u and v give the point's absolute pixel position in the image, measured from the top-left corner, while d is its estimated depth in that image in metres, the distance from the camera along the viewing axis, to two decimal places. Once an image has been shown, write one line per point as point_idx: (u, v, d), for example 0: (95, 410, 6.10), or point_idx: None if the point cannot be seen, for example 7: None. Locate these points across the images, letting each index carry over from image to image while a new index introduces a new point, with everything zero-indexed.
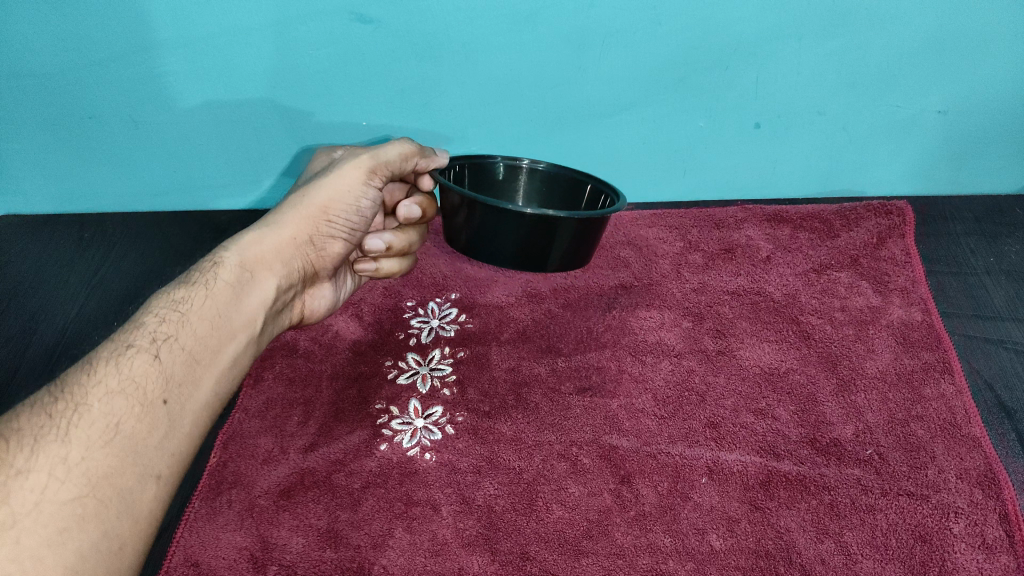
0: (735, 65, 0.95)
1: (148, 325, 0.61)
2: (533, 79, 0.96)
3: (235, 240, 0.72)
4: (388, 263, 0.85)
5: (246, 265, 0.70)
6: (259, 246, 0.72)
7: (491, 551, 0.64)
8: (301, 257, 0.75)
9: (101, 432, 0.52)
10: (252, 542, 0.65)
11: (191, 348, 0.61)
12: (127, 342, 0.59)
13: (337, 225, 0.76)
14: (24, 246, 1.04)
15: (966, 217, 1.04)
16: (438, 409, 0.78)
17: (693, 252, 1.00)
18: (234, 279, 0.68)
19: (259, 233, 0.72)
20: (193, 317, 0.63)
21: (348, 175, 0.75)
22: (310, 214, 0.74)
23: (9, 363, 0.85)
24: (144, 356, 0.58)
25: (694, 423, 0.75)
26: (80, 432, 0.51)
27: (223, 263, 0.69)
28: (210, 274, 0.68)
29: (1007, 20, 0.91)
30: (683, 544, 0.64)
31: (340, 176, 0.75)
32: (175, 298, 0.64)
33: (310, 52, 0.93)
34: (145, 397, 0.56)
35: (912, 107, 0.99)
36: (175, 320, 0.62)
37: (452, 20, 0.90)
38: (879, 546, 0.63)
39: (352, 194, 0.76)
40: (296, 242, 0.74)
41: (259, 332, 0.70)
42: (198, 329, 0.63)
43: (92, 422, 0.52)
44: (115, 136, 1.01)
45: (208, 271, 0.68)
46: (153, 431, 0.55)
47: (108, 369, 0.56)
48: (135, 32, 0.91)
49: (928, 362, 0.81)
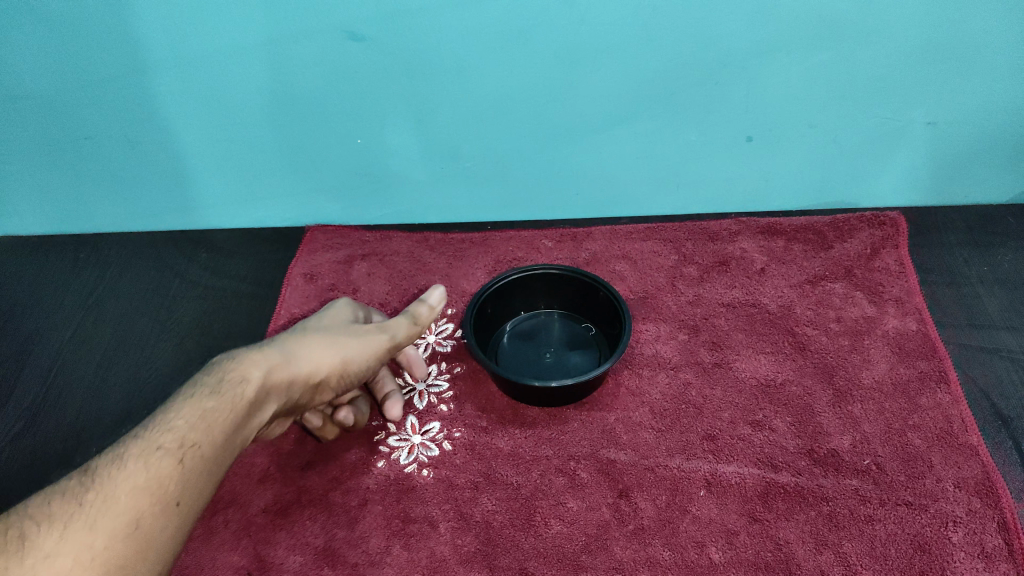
0: (727, 78, 0.90)
1: (182, 424, 0.50)
2: (526, 95, 0.92)
3: (266, 349, 0.58)
4: (387, 377, 0.79)
5: (262, 390, 0.56)
6: (293, 365, 0.59)
7: (490, 567, 0.65)
8: (306, 396, 0.62)
9: (130, 526, 0.44)
10: (249, 562, 0.67)
11: (216, 453, 0.51)
12: (155, 435, 0.48)
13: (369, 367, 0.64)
14: (19, 267, 1.06)
15: (957, 226, 1.03)
16: (435, 425, 0.78)
17: (687, 265, 0.99)
18: (254, 401, 0.55)
19: (282, 354, 0.59)
20: (220, 424, 0.51)
21: (373, 346, 0.65)
22: (330, 365, 0.62)
23: (5, 389, 0.87)
24: (177, 454, 0.48)
25: (692, 436, 0.75)
26: (108, 523, 0.44)
27: (240, 382, 0.54)
28: (225, 389, 0.53)
29: (1009, 29, 0.86)
30: (683, 557, 0.65)
31: (366, 343, 0.64)
32: (207, 409, 0.51)
33: (303, 69, 0.89)
34: (172, 498, 0.47)
35: (901, 118, 0.95)
36: (204, 418, 0.51)
37: (443, 36, 0.86)
38: (879, 557, 0.65)
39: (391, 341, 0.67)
40: (325, 373, 0.61)
41: (222, 472, 0.52)
42: (222, 436, 0.51)
43: (119, 515, 0.44)
44: (110, 155, 1.00)
45: (220, 385, 0.53)
46: (174, 532, 0.47)
47: (138, 463, 0.46)
48: (128, 53, 0.88)
49: (925, 372, 0.81)
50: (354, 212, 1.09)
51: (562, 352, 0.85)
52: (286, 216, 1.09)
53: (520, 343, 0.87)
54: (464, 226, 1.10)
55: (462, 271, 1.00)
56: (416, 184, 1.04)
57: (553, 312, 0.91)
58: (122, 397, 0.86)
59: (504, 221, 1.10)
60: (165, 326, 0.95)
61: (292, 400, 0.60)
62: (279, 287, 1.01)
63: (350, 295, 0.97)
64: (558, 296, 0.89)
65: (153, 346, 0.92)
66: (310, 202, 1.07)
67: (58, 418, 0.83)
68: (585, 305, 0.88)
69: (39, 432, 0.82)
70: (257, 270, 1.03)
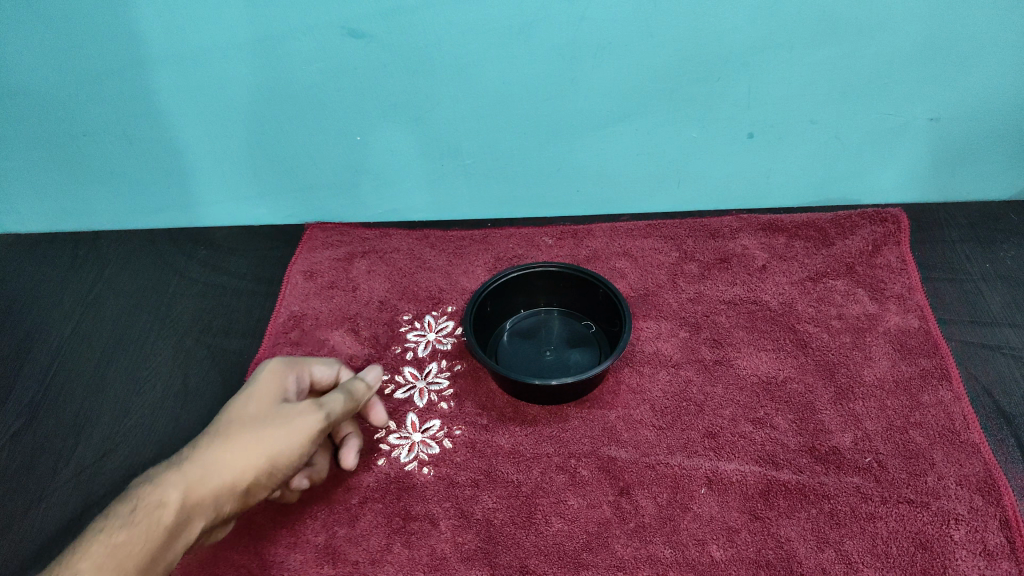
0: (728, 74, 0.90)
1: (86, 567, 0.53)
2: (526, 92, 0.92)
3: (183, 467, 0.60)
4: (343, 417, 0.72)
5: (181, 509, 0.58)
6: (210, 479, 0.60)
7: (491, 565, 0.65)
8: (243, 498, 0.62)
9: None
10: (248, 560, 0.67)
11: None
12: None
13: (299, 455, 0.63)
14: (19, 264, 1.06)
15: (960, 223, 1.03)
16: (435, 423, 0.78)
17: (688, 262, 0.98)
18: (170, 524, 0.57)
19: (204, 465, 0.61)
20: (126, 560, 0.54)
21: (301, 430, 0.64)
22: (256, 461, 0.62)
23: (5, 387, 0.87)
24: None
25: (693, 433, 0.75)
26: None
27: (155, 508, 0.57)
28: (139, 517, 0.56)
29: (1012, 24, 0.85)
30: (683, 555, 0.65)
31: (292, 429, 0.64)
32: (114, 545, 0.54)
33: (302, 66, 0.89)
34: None
35: (903, 114, 0.95)
36: (110, 558, 0.54)
37: (443, 33, 0.85)
38: (880, 555, 0.64)
39: (320, 420, 0.65)
40: (249, 474, 0.61)
41: None
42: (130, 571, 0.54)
43: None
44: (110, 153, 0.99)
45: (133, 515, 0.56)
46: None
47: None
48: (127, 49, 0.87)
49: (926, 369, 0.81)
50: (353, 209, 1.09)
51: (562, 349, 0.85)
52: (286, 213, 1.09)
53: (520, 342, 0.87)
54: (464, 224, 1.10)
55: (462, 268, 1.00)
56: (416, 181, 1.04)
57: (552, 310, 0.90)
58: (122, 395, 0.86)
59: (505, 218, 1.10)
60: (165, 323, 0.95)
61: (222, 512, 0.61)
62: (279, 284, 1.00)
63: (350, 292, 0.97)
64: (557, 293, 0.89)
65: (152, 343, 0.92)
66: (310, 199, 1.07)
67: (58, 415, 0.83)
68: (584, 303, 0.88)
69: (40, 429, 0.82)
70: (257, 267, 1.03)
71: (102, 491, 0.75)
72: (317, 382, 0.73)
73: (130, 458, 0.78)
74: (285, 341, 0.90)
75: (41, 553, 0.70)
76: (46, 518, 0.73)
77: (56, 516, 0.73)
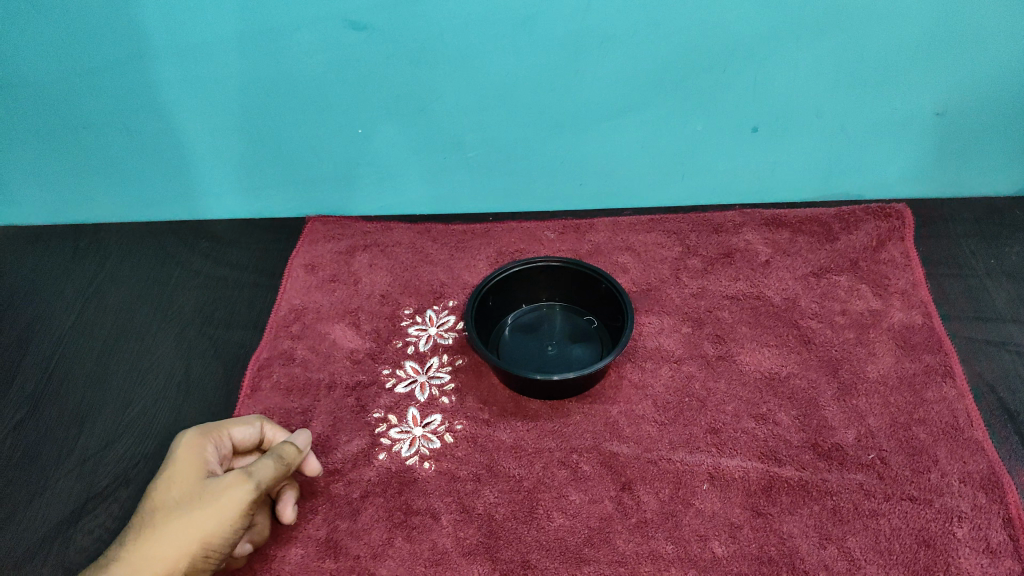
0: (734, 66, 0.89)
1: None
2: (530, 83, 0.91)
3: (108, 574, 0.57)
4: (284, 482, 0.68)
5: None
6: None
7: (492, 560, 0.65)
8: None
9: None
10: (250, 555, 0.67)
11: None
12: None
13: (231, 534, 0.59)
14: (20, 256, 1.06)
15: (965, 218, 1.02)
16: (437, 418, 0.78)
17: (691, 257, 0.98)
18: None
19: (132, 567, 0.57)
20: None
21: (229, 506, 0.59)
22: (185, 550, 0.58)
23: (5, 378, 0.87)
24: None
25: (695, 429, 0.75)
26: None
27: None
28: None
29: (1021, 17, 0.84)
30: (685, 551, 0.65)
31: (220, 508, 0.59)
32: None
33: (304, 58, 0.88)
34: None
35: (909, 108, 0.94)
36: None
37: (446, 24, 0.84)
38: (884, 552, 0.64)
39: (250, 491, 0.61)
40: (181, 565, 0.58)
41: None
42: None
43: None
44: (111, 144, 0.99)
45: None
46: None
47: None
48: (129, 40, 0.87)
49: (930, 365, 0.80)
50: (355, 202, 1.08)
51: (563, 344, 0.85)
52: (287, 206, 1.08)
53: (521, 336, 0.86)
54: (466, 217, 1.10)
55: (464, 262, 0.99)
56: (418, 174, 1.03)
57: (555, 304, 0.90)
58: (123, 387, 0.85)
59: (507, 211, 1.09)
60: (166, 316, 0.95)
61: None
62: (280, 277, 1.00)
63: (351, 286, 0.97)
64: (559, 287, 0.89)
65: (153, 336, 0.92)
66: (311, 192, 1.06)
67: (59, 407, 0.83)
68: (586, 297, 0.88)
69: (40, 421, 0.82)
70: (258, 260, 1.03)
71: (103, 483, 0.75)
72: (240, 445, 0.69)
73: (131, 450, 0.78)
74: (286, 335, 0.90)
75: (42, 545, 0.70)
76: (47, 510, 0.73)
77: (56, 507, 0.73)
